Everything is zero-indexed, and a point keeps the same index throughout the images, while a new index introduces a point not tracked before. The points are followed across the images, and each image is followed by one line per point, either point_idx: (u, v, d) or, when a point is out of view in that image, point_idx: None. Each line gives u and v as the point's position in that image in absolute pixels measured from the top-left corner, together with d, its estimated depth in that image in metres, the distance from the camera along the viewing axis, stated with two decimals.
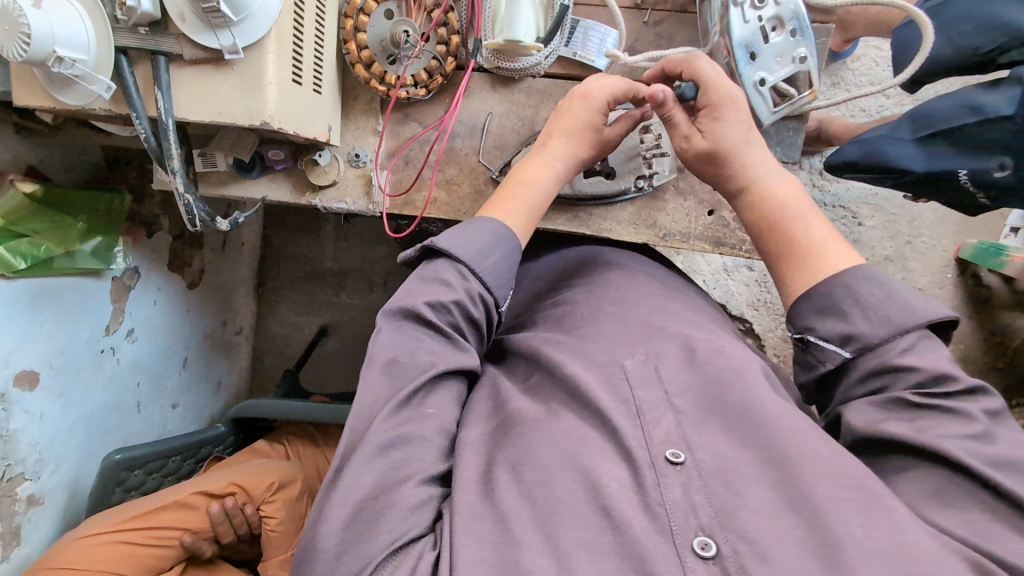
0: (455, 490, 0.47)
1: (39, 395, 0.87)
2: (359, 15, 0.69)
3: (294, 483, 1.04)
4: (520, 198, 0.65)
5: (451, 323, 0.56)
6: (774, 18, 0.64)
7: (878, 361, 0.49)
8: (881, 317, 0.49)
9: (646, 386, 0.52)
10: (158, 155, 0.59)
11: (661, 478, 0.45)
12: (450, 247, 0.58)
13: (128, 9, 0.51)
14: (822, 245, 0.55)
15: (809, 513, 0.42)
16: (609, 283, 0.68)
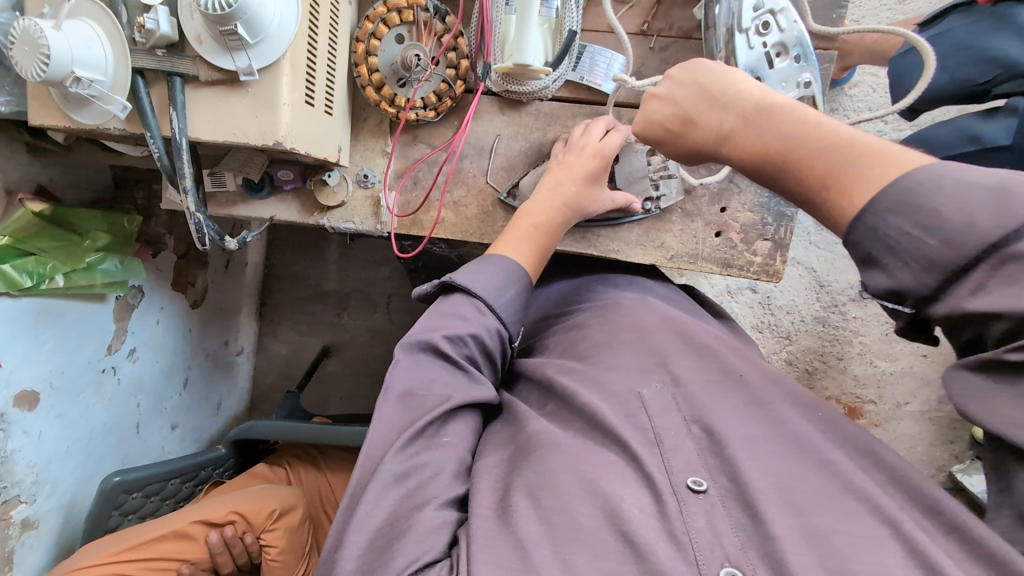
0: (471, 515, 0.46)
1: (38, 416, 0.86)
2: (370, 40, 0.70)
3: (297, 508, 1.01)
4: (529, 234, 0.66)
5: (467, 356, 0.56)
6: (779, 44, 0.65)
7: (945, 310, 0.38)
8: (923, 254, 0.38)
9: (668, 413, 0.51)
10: (171, 175, 0.60)
11: (684, 507, 0.45)
12: (468, 284, 0.59)
13: (147, 31, 0.52)
14: (847, 157, 0.43)
15: (835, 552, 0.41)
16: (622, 307, 0.68)
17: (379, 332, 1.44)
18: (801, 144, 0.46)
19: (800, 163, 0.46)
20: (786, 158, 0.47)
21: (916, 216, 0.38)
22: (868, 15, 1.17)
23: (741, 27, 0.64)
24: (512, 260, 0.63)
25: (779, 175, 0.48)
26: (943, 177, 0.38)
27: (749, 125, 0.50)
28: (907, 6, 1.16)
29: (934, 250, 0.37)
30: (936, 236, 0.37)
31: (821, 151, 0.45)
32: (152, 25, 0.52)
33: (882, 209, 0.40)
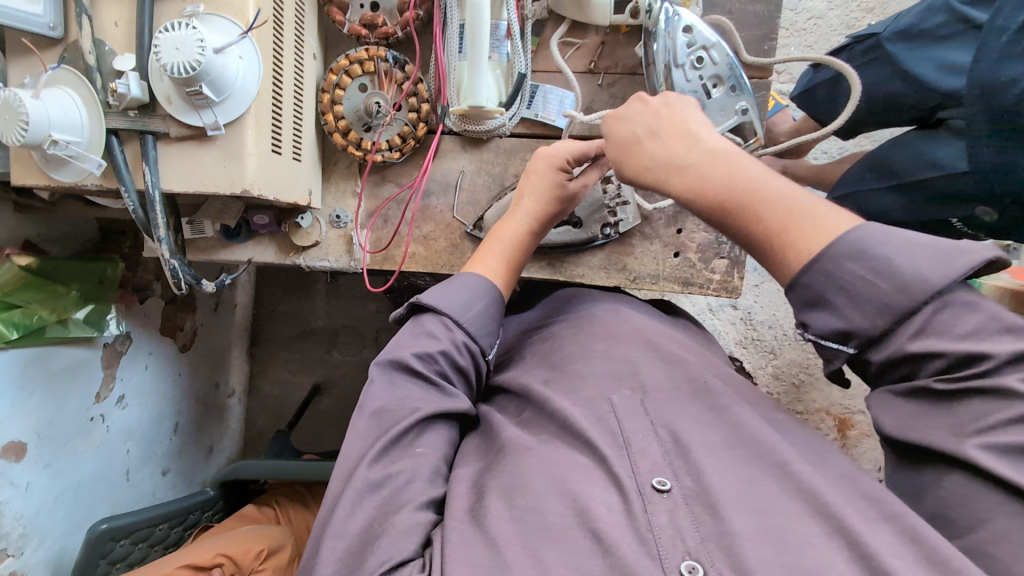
0: (447, 518, 0.48)
1: (26, 466, 0.87)
2: (335, 90, 0.75)
3: (284, 549, 1.03)
4: (496, 254, 0.68)
5: (439, 372, 0.57)
6: (715, 76, 0.69)
7: (892, 348, 0.42)
8: (873, 298, 0.43)
9: (634, 417, 0.53)
10: (145, 225, 0.63)
11: (648, 506, 0.46)
12: (435, 303, 0.60)
13: (119, 95, 0.57)
14: (796, 215, 0.47)
15: (790, 542, 0.42)
16: (596, 318, 0.69)
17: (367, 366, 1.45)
18: (754, 193, 0.49)
19: (751, 212, 0.49)
20: (738, 204, 0.49)
21: (871, 263, 0.43)
22: (817, 41, 1.24)
23: (677, 63, 0.69)
24: (480, 276, 0.65)
25: (728, 221, 0.50)
26: (874, 233, 0.44)
27: (705, 171, 0.52)
28: (854, 31, 1.23)
29: (888, 294, 0.42)
30: (891, 281, 0.42)
31: (771, 204, 0.48)
32: (124, 89, 0.56)
33: (837, 256, 0.44)
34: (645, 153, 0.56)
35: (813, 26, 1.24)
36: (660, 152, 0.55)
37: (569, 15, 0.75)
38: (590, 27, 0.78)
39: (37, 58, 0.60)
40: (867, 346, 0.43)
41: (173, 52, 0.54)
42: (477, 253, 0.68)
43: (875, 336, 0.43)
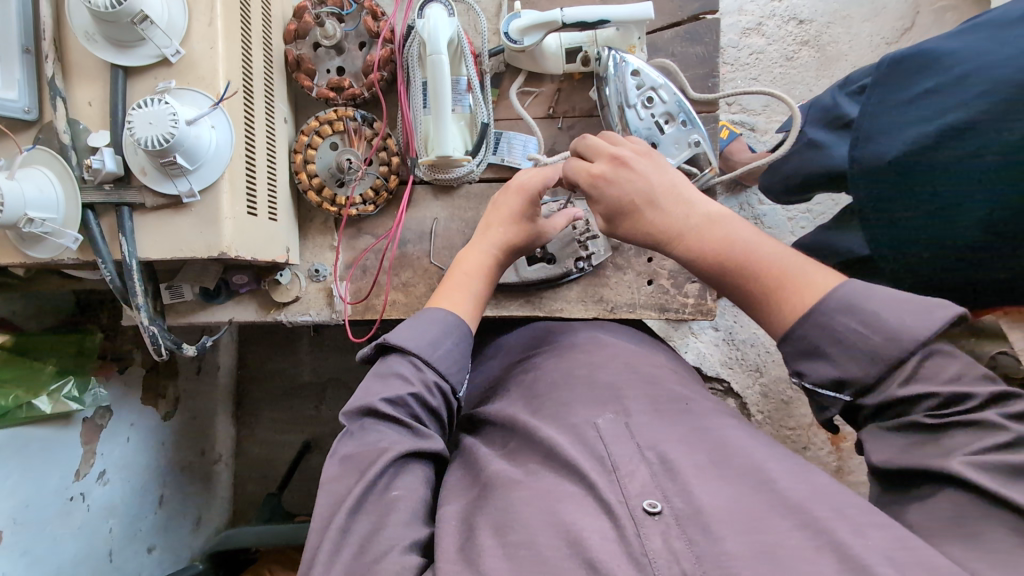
0: (439, 560, 0.47)
1: (2, 556, 0.83)
2: (307, 150, 0.78)
3: None
4: (464, 289, 0.69)
5: (411, 414, 0.58)
6: (666, 114, 0.74)
7: (885, 394, 0.45)
8: (870, 349, 0.46)
9: (619, 442, 0.53)
10: (123, 293, 0.64)
11: (641, 530, 0.46)
12: (401, 343, 0.62)
13: (94, 170, 0.58)
14: (792, 272, 0.53)
15: (784, 557, 0.42)
16: (574, 347, 0.70)
17: None
18: (750, 256, 0.55)
19: (752, 272, 0.54)
20: (738, 264, 0.55)
21: (860, 317, 0.47)
22: (761, 73, 1.32)
23: (629, 104, 0.73)
24: (450, 311, 0.67)
25: (731, 282, 0.56)
26: (859, 287, 0.48)
27: (703, 237, 0.58)
28: (794, 62, 1.32)
29: (879, 345, 0.46)
30: (880, 333, 0.46)
31: (767, 264, 0.54)
32: (99, 164, 0.58)
33: (829, 309, 0.49)
34: (645, 211, 0.61)
35: (755, 60, 1.33)
36: (658, 211, 0.60)
37: (523, 66, 0.80)
38: (545, 76, 0.82)
39: (12, 141, 0.62)
40: (864, 392, 0.47)
41: (147, 126, 0.57)
42: (443, 288, 0.70)
43: (870, 381, 0.46)
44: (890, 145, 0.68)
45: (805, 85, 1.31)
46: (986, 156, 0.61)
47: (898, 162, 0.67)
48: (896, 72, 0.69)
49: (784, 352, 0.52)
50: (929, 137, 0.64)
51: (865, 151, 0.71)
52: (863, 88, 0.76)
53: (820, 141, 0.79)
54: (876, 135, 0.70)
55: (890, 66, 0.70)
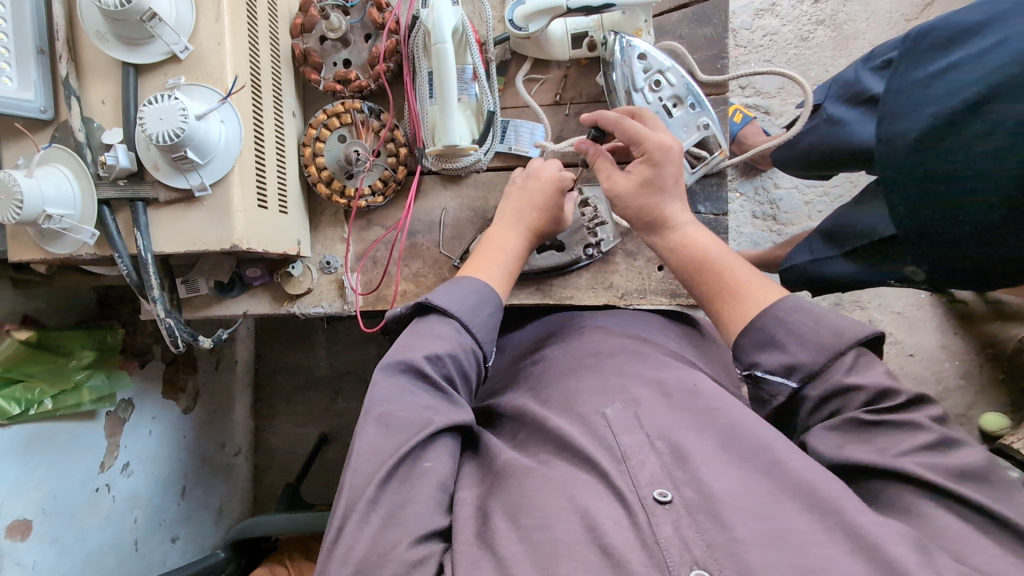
0: (455, 541, 0.48)
1: (32, 544, 0.86)
2: (316, 143, 0.78)
3: None
4: (494, 258, 0.71)
5: (446, 376, 0.59)
6: (674, 97, 0.74)
7: (827, 383, 0.51)
8: (817, 340, 0.53)
9: (629, 431, 0.53)
10: (140, 287, 0.65)
11: (652, 518, 0.46)
12: (444, 305, 0.63)
13: (108, 166, 0.60)
14: (747, 282, 0.60)
15: (794, 545, 0.42)
16: (584, 338, 0.70)
17: None
18: (716, 264, 0.63)
19: (716, 276, 0.62)
20: (709, 270, 0.63)
21: (808, 315, 0.54)
22: (775, 55, 1.30)
23: (636, 88, 0.73)
24: (484, 281, 0.68)
25: (695, 281, 0.64)
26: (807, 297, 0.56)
27: (687, 238, 0.65)
28: (809, 43, 1.30)
29: (826, 337, 0.52)
30: (826, 328, 0.53)
31: (730, 270, 0.61)
32: (113, 161, 0.60)
33: (778, 312, 0.56)
34: (665, 198, 0.66)
35: (769, 41, 1.30)
36: (667, 197, 0.66)
37: (529, 54, 0.80)
38: (552, 63, 0.82)
39: (30, 141, 0.64)
40: (808, 380, 0.53)
41: (158, 122, 0.58)
42: (475, 258, 0.71)
43: (815, 369, 0.52)
44: (913, 123, 0.67)
45: (821, 66, 1.29)
46: (1004, 129, 0.61)
47: (921, 141, 0.66)
48: (920, 48, 0.68)
49: (741, 344, 0.57)
50: (950, 113, 0.64)
51: (891, 128, 0.69)
52: (888, 62, 0.74)
53: (840, 117, 0.78)
54: (897, 112, 0.69)
55: (914, 40, 0.69)
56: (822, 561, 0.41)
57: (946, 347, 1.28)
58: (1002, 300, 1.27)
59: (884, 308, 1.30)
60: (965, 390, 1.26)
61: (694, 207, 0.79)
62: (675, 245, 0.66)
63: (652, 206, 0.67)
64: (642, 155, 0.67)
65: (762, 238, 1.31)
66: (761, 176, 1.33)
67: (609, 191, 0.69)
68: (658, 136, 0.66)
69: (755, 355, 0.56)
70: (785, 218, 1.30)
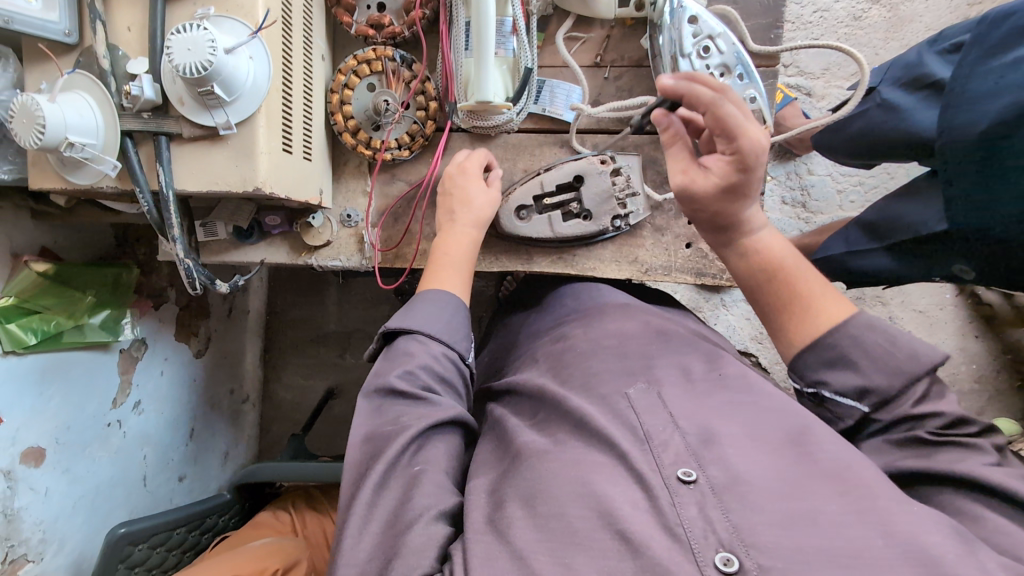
0: (467, 531, 0.48)
1: (45, 471, 0.88)
2: (344, 90, 0.76)
3: (299, 562, 0.94)
4: (450, 263, 0.69)
5: (423, 386, 0.58)
6: (722, 65, 0.70)
7: (899, 410, 0.51)
8: (893, 363, 0.51)
9: (652, 412, 0.52)
10: (160, 225, 0.64)
11: (676, 499, 0.45)
12: (402, 324, 0.62)
13: (133, 97, 0.57)
14: (819, 292, 0.56)
15: (824, 526, 0.41)
16: (605, 316, 0.68)
17: None
18: (790, 272, 0.57)
19: (790, 285, 0.57)
20: (785, 280, 0.57)
21: (882, 334, 0.52)
22: (824, 33, 1.24)
23: (683, 53, 0.69)
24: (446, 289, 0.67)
25: (761, 287, 0.59)
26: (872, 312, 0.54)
27: (763, 244, 0.59)
28: (862, 22, 1.23)
29: (901, 360, 0.51)
30: (901, 350, 0.51)
31: (804, 281, 0.57)
32: (138, 91, 0.57)
33: (852, 330, 0.53)
34: (744, 203, 0.58)
35: (820, 18, 1.24)
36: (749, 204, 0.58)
37: (573, 10, 0.76)
38: (595, 21, 0.78)
39: (54, 65, 0.61)
40: (880, 407, 0.52)
41: (185, 52, 0.55)
42: (433, 268, 0.69)
43: (890, 395, 0.51)
44: (981, 114, 0.63)
45: (872, 47, 1.22)
46: None
47: (988, 133, 0.62)
48: (994, 32, 0.64)
49: (806, 360, 0.55)
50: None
51: (952, 119, 0.66)
52: (958, 46, 0.70)
53: (896, 103, 0.74)
54: (966, 101, 0.65)
55: (993, 23, 0.64)
56: (855, 546, 0.40)
57: (965, 350, 1.26)
58: None
59: (907, 305, 1.27)
60: (979, 394, 1.24)
61: None
62: (749, 251, 0.59)
63: (731, 210, 0.58)
64: (732, 153, 0.55)
65: (790, 224, 1.27)
66: (796, 160, 1.28)
67: (682, 189, 0.59)
68: (756, 132, 0.55)
69: (822, 372, 0.54)
70: (816, 206, 1.26)
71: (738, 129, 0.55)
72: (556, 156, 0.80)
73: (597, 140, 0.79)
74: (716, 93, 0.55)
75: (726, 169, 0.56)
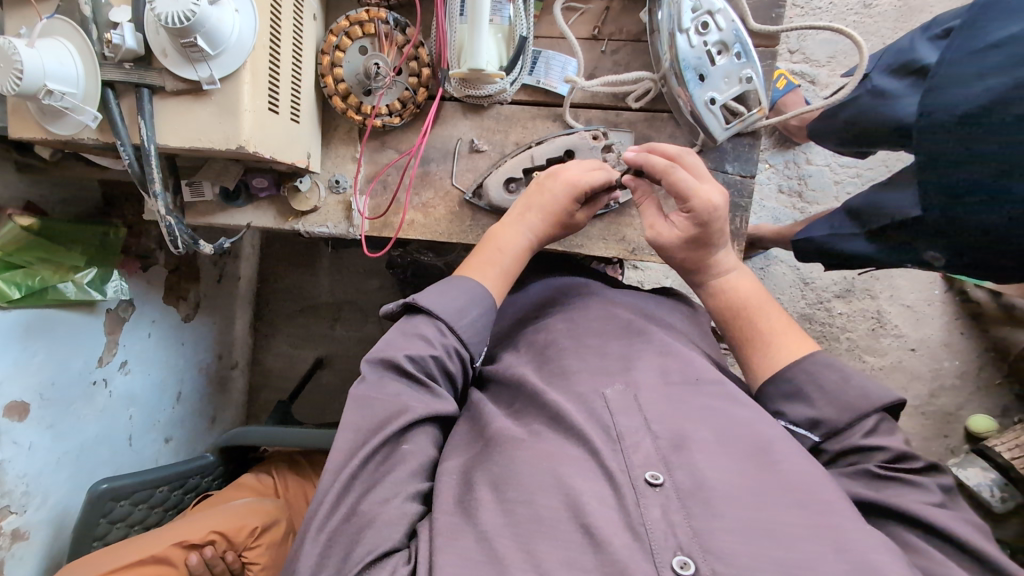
0: (435, 511, 0.49)
1: (29, 426, 0.88)
2: (335, 52, 0.74)
3: (279, 523, 0.96)
4: (495, 260, 0.67)
5: (428, 373, 0.57)
6: (719, 43, 0.69)
7: (846, 442, 0.55)
8: (844, 399, 0.55)
9: (627, 413, 0.52)
10: (141, 179, 0.63)
11: (641, 500, 0.46)
12: (430, 305, 0.60)
13: (114, 46, 0.56)
14: (783, 330, 0.62)
15: (781, 536, 0.42)
16: (590, 310, 0.67)
17: (369, 341, 1.46)
18: (755, 313, 0.64)
19: (753, 322, 0.64)
20: (746, 319, 0.64)
21: (838, 373, 0.57)
22: (832, 19, 1.21)
23: (681, 29, 0.67)
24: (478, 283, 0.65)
25: (729, 323, 0.66)
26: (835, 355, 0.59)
27: (728, 286, 0.67)
28: (871, 10, 1.21)
29: (853, 399, 0.55)
30: (853, 390, 0.56)
31: (769, 321, 0.63)
32: (119, 40, 0.56)
33: (814, 364, 0.58)
34: (705, 253, 0.66)
35: (829, 4, 1.22)
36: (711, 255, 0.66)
37: None
38: None
39: (34, 10, 0.60)
40: (830, 436, 0.56)
41: (168, 2, 0.53)
42: (473, 257, 0.68)
43: (839, 427, 0.55)
44: (961, 98, 0.63)
45: (880, 36, 1.20)
46: None
47: (968, 116, 0.63)
48: (986, 14, 0.63)
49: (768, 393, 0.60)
50: (1005, 91, 0.60)
51: (934, 102, 0.65)
52: (949, 32, 0.70)
53: (886, 90, 0.73)
54: (946, 84, 0.65)
55: (983, 7, 0.64)
56: (806, 556, 0.41)
57: (948, 346, 1.26)
58: (1016, 305, 1.24)
59: (894, 299, 1.27)
60: (959, 391, 1.26)
61: (722, 165, 0.76)
62: (715, 294, 0.67)
63: (694, 259, 0.66)
64: (689, 211, 0.64)
65: (785, 213, 1.26)
66: (794, 149, 1.27)
67: (653, 242, 0.67)
68: (709, 193, 0.63)
69: (781, 404, 0.59)
70: (812, 196, 1.26)
71: (691, 192, 0.63)
72: (547, 130, 0.78)
73: (591, 115, 0.78)
74: (671, 163, 0.65)
75: (685, 226, 0.65)
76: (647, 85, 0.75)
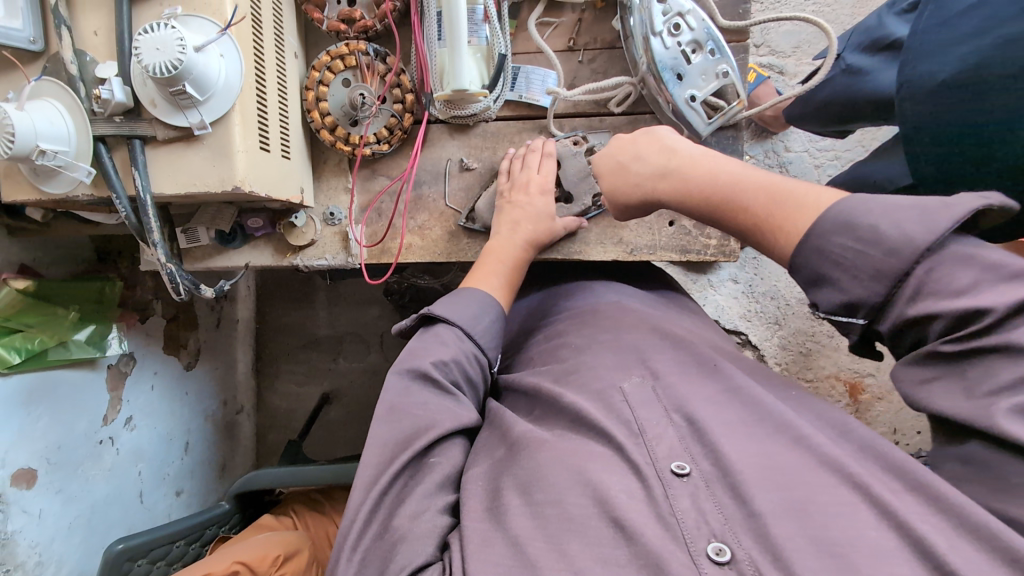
0: (464, 520, 0.48)
1: (37, 493, 0.87)
2: (319, 87, 0.75)
3: (301, 552, 0.94)
4: (495, 269, 0.70)
5: (453, 380, 0.58)
6: (693, 42, 0.71)
7: (896, 314, 0.42)
8: (872, 265, 0.42)
9: (646, 406, 0.52)
10: (139, 231, 0.63)
11: (669, 491, 0.46)
12: (446, 314, 0.62)
13: (104, 101, 0.57)
14: (778, 199, 0.50)
15: (815, 515, 0.41)
16: (600, 312, 0.68)
17: (375, 370, 1.45)
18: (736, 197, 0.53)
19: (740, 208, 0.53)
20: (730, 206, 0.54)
21: (856, 233, 0.43)
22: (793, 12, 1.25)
23: (654, 32, 0.70)
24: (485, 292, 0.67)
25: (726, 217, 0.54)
26: (853, 203, 0.45)
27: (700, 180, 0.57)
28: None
29: (878, 259, 0.42)
30: (878, 247, 0.42)
31: (755, 198, 0.51)
32: (108, 95, 0.57)
33: (825, 230, 0.45)
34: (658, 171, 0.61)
35: None
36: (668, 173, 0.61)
37: None
38: (565, 5, 0.79)
39: (20, 72, 0.61)
40: (875, 316, 0.43)
41: (154, 52, 0.55)
42: (475, 270, 0.70)
43: (878, 301, 0.42)
44: (938, 66, 0.62)
45: (841, 23, 1.24)
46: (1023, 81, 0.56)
47: (946, 83, 0.62)
48: None
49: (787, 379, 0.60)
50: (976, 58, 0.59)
51: (912, 74, 0.65)
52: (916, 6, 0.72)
53: (860, 66, 0.76)
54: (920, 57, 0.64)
55: None
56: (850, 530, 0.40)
57: None
58: None
59: None
60: None
61: None
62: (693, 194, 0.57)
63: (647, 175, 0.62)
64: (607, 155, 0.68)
65: None
66: (773, 138, 1.30)
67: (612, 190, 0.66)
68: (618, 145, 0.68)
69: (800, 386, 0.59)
70: None
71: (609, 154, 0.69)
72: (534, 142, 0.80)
73: (575, 124, 0.79)
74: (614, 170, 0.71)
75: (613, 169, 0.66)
76: (627, 89, 0.76)
